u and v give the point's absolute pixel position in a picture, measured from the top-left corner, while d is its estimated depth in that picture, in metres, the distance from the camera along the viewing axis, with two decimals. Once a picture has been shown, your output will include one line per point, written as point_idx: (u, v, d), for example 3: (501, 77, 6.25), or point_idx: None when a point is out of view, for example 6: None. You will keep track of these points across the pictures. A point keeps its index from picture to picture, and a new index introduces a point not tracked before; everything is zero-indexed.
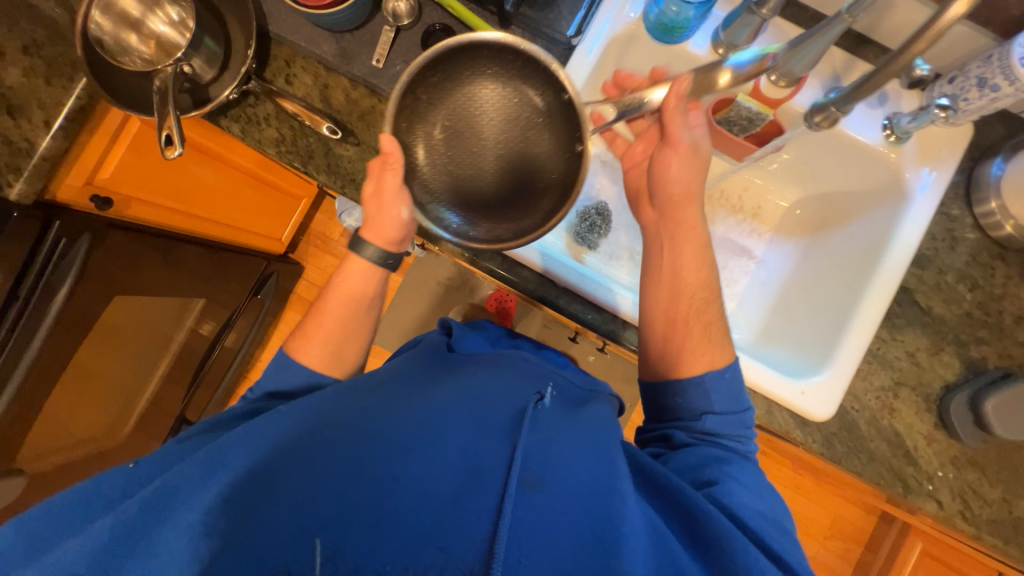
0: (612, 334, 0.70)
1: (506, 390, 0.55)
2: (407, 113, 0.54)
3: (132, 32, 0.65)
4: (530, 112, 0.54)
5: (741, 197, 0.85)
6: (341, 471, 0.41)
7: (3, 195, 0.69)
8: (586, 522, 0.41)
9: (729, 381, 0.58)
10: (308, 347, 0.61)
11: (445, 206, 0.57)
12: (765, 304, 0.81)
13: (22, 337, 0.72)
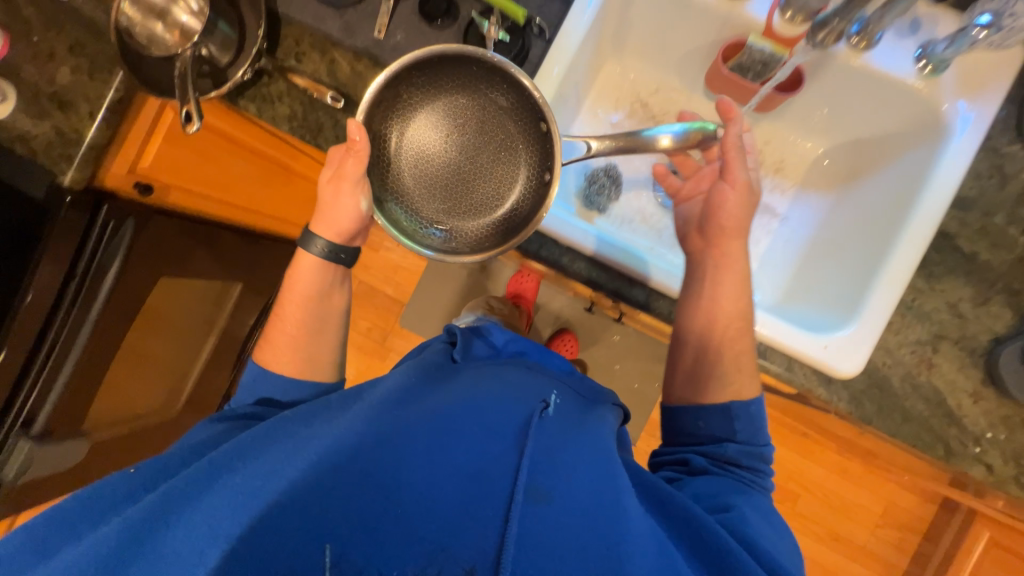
0: (618, 291, 0.69)
1: (511, 397, 0.56)
2: (386, 104, 0.61)
3: (158, 22, 0.70)
4: (496, 137, 0.63)
5: (762, 151, 0.80)
6: (352, 473, 0.43)
7: (57, 182, 0.76)
8: (591, 533, 0.44)
9: (753, 413, 0.59)
10: (278, 352, 0.66)
11: (399, 196, 0.64)
12: (789, 263, 0.76)
13: (82, 309, 0.81)
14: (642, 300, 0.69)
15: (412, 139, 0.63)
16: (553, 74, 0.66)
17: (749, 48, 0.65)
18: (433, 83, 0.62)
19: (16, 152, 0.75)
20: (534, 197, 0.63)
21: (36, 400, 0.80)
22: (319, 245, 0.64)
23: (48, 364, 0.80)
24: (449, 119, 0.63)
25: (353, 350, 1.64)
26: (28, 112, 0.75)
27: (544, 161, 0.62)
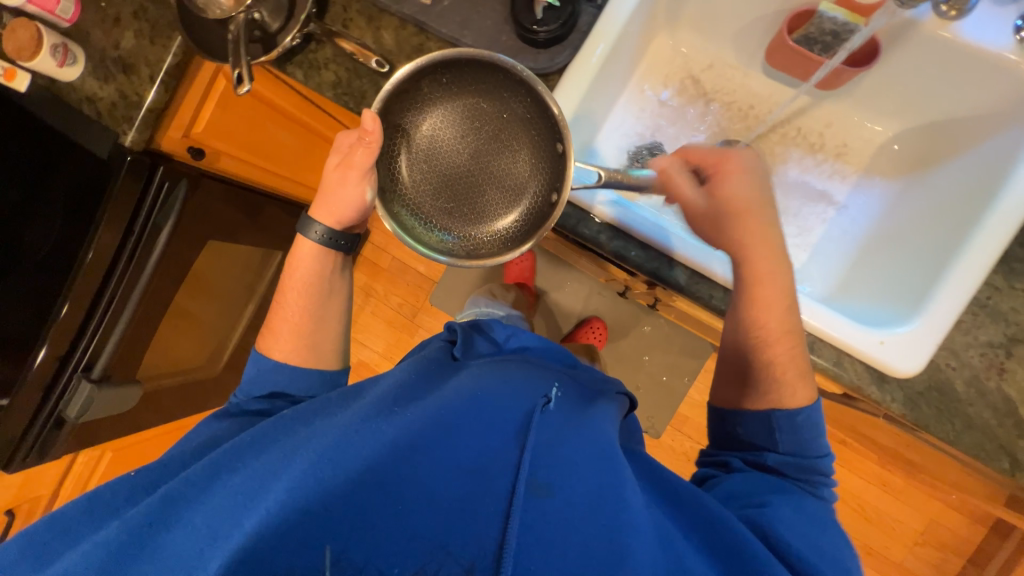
0: (657, 272, 0.66)
1: (511, 394, 0.57)
2: (409, 92, 0.60)
3: None
4: (511, 148, 0.62)
5: (822, 134, 0.75)
6: (349, 469, 0.45)
7: (121, 142, 0.80)
8: (598, 526, 0.44)
9: (801, 425, 0.55)
10: (276, 338, 0.72)
11: (404, 190, 0.64)
12: (845, 254, 0.72)
13: (139, 263, 0.86)
14: (682, 283, 0.67)
15: (427, 135, 0.62)
16: (595, 55, 0.63)
17: (819, 16, 0.60)
18: (458, 83, 0.61)
19: (86, 114, 0.80)
20: (536, 217, 0.62)
21: (97, 345, 0.87)
22: (315, 232, 0.69)
23: (108, 312, 0.86)
24: (466, 122, 0.62)
25: (383, 325, 1.68)
26: (96, 75, 0.80)
27: (557, 183, 0.60)
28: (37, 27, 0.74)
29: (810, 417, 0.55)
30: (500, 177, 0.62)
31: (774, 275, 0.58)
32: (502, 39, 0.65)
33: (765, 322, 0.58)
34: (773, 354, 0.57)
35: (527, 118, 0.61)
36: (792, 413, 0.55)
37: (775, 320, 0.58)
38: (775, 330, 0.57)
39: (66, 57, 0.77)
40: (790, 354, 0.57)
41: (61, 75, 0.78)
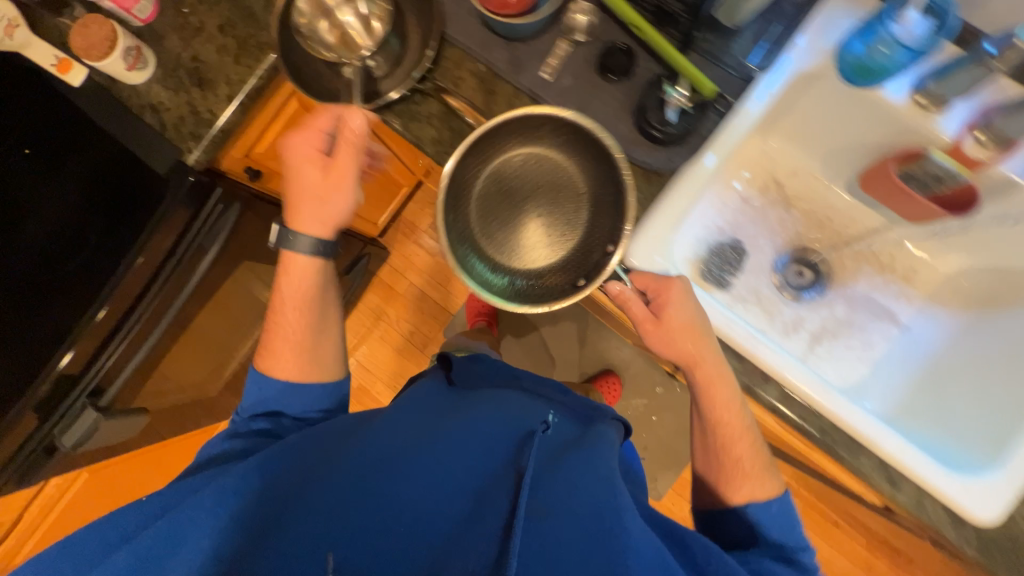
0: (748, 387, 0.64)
1: (506, 415, 0.62)
2: (527, 128, 0.64)
3: (323, 19, 0.67)
4: (570, 223, 0.66)
5: (893, 257, 0.79)
6: (361, 481, 0.51)
7: (183, 160, 0.74)
8: (590, 544, 0.48)
9: (775, 514, 0.60)
10: (275, 355, 0.69)
11: (466, 194, 0.66)
12: (905, 377, 0.75)
13: (172, 290, 0.79)
14: (774, 400, 0.63)
15: (514, 166, 0.66)
16: (707, 164, 0.62)
17: (927, 160, 0.63)
18: (557, 141, 0.65)
19: (147, 121, 0.74)
20: (551, 285, 0.66)
21: (112, 367, 0.78)
22: (306, 242, 0.68)
23: (129, 335, 0.78)
24: (548, 176, 0.66)
25: (391, 350, 1.61)
26: (165, 83, 0.74)
27: (583, 274, 0.63)
28: (113, 27, 0.68)
29: (781, 508, 0.60)
30: (541, 237, 0.66)
31: (721, 385, 0.62)
32: (620, 126, 0.65)
33: (727, 422, 0.63)
34: (736, 450, 0.63)
35: (599, 208, 0.65)
36: (765, 505, 0.60)
37: (733, 418, 0.63)
38: (737, 431, 0.63)
39: (138, 61, 0.71)
40: (746, 450, 0.63)
41: (128, 78, 0.71)
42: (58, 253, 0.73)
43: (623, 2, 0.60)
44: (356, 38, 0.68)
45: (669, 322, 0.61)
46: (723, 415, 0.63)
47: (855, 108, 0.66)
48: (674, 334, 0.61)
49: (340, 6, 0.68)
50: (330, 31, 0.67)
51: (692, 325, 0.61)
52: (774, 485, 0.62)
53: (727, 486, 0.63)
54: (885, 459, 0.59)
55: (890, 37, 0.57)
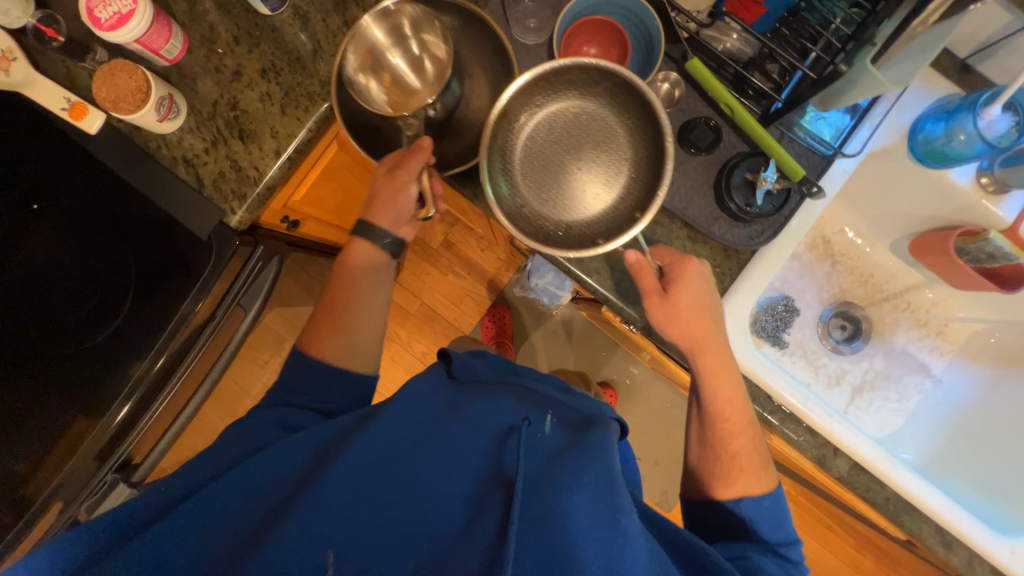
0: (820, 459, 0.67)
1: (496, 408, 0.53)
2: (587, 78, 0.58)
3: (372, 65, 0.64)
4: (607, 186, 0.61)
5: (929, 311, 0.83)
6: (343, 482, 0.42)
7: (225, 221, 0.68)
8: (593, 556, 0.40)
9: (769, 510, 0.56)
10: (322, 338, 0.62)
11: (510, 131, 0.60)
12: (936, 428, 0.80)
13: (211, 353, 0.72)
14: (842, 473, 0.67)
15: (566, 114, 0.61)
16: (792, 226, 0.64)
17: (984, 240, 0.65)
18: (616, 97, 0.59)
19: (181, 176, 0.67)
20: (574, 239, 0.61)
21: (152, 430, 0.71)
22: (377, 235, 0.63)
23: (169, 398, 0.69)
24: (600, 131, 0.60)
25: (403, 373, 1.53)
26: (200, 133, 0.67)
27: (607, 237, 0.59)
28: (145, 75, 0.61)
29: (774, 505, 0.56)
30: (577, 192, 0.61)
31: (725, 377, 0.59)
32: (700, 201, 0.63)
33: (727, 416, 0.59)
34: (735, 445, 0.58)
35: (638, 176, 0.60)
36: (760, 500, 0.55)
37: (735, 412, 0.60)
38: (737, 425, 0.59)
39: (170, 110, 0.64)
40: (746, 445, 0.59)
41: (159, 129, 0.64)
42: (84, 321, 0.66)
43: (713, 80, 0.58)
44: (403, 73, 0.66)
45: (677, 302, 0.58)
46: (727, 411, 0.59)
47: (917, 185, 0.70)
48: (679, 314, 0.58)
49: (387, 45, 0.63)
50: (381, 78, 0.65)
51: (699, 307, 0.58)
52: (769, 481, 0.57)
53: (724, 479, 0.57)
54: (941, 525, 0.66)
55: (974, 132, 0.61)
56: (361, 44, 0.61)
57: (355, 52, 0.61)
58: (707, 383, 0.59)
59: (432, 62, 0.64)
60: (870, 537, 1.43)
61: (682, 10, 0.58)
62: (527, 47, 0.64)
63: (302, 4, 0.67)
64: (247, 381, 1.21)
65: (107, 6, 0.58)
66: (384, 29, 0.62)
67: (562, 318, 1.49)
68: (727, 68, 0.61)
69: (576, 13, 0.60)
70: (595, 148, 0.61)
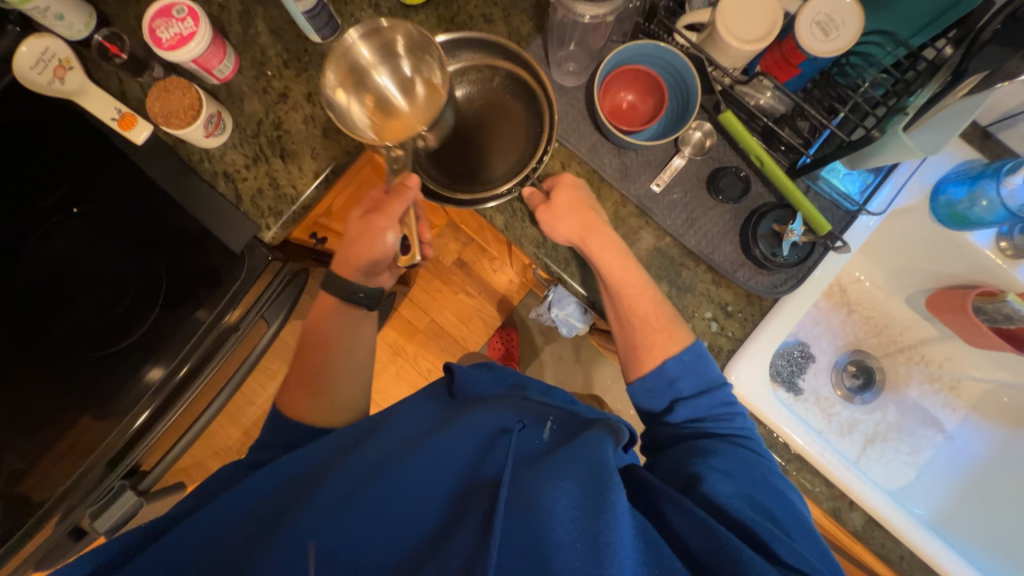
0: (835, 511, 0.67)
1: (491, 413, 0.55)
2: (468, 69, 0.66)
3: (358, 83, 0.64)
4: (514, 147, 0.66)
5: (942, 366, 0.83)
6: (339, 488, 0.45)
7: (260, 236, 0.70)
8: (574, 537, 0.38)
9: (688, 364, 0.56)
10: (298, 401, 0.60)
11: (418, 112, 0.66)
12: (948, 484, 0.79)
13: (223, 370, 0.69)
14: (857, 527, 0.67)
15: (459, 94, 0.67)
16: (816, 274, 0.67)
17: (1002, 301, 0.67)
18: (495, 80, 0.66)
19: (218, 189, 0.69)
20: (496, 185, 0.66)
21: (170, 434, 0.69)
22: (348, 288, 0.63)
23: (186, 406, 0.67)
24: (494, 104, 0.67)
25: (406, 390, 1.47)
26: (242, 149, 0.69)
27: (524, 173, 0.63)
28: (198, 93, 0.64)
29: (694, 355, 0.56)
30: (487, 154, 0.66)
31: (619, 255, 0.60)
32: (726, 246, 0.65)
33: (626, 283, 0.60)
34: (642, 306, 0.59)
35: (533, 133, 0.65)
36: (677, 355, 0.56)
37: (632, 275, 0.60)
38: (637, 288, 0.60)
39: (217, 126, 0.66)
40: (651, 305, 0.59)
41: (204, 144, 0.66)
42: (112, 327, 0.67)
43: (746, 134, 0.61)
44: (391, 97, 0.66)
45: (557, 201, 0.61)
46: (633, 294, 0.59)
47: (937, 242, 0.72)
48: (563, 212, 0.61)
49: (377, 66, 0.64)
50: (371, 98, 0.65)
51: (577, 203, 0.61)
52: (683, 336, 0.58)
53: (646, 349, 0.58)
54: None
55: (996, 198, 0.63)
56: (346, 60, 0.61)
57: (338, 68, 0.61)
58: (618, 272, 0.60)
59: (422, 86, 0.65)
60: None
61: (720, 66, 0.60)
62: (566, 88, 0.66)
63: None
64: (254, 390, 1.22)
65: (169, 27, 0.61)
66: (372, 48, 0.62)
67: (570, 344, 1.49)
68: (757, 121, 0.64)
69: (617, 62, 0.63)
70: (493, 119, 0.67)
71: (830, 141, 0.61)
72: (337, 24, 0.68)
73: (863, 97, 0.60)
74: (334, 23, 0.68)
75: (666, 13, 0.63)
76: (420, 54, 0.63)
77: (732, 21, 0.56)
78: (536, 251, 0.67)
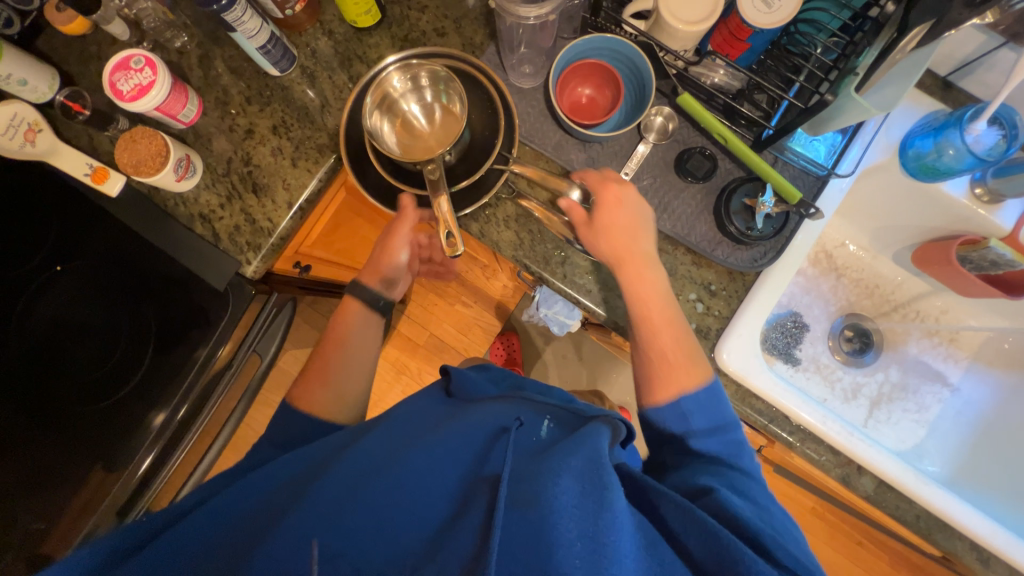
0: (845, 478, 0.66)
1: (489, 414, 0.55)
2: (435, 76, 0.64)
3: (390, 111, 0.67)
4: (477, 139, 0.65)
5: (939, 320, 0.83)
6: (338, 488, 0.45)
7: (241, 272, 0.70)
8: (576, 535, 0.38)
9: (706, 398, 0.54)
10: (312, 389, 0.63)
11: (384, 123, 0.66)
12: (960, 438, 0.78)
13: (220, 406, 0.72)
14: (869, 491, 0.66)
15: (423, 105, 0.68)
16: (796, 242, 0.67)
17: (985, 248, 0.67)
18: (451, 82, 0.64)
19: (196, 231, 0.70)
20: (458, 174, 0.66)
21: (185, 464, 0.73)
22: (370, 293, 0.69)
23: (189, 447, 0.70)
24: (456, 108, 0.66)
25: None
26: (215, 189, 0.70)
27: (480, 165, 0.64)
28: (164, 139, 0.65)
29: (710, 393, 0.55)
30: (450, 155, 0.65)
31: (650, 289, 0.59)
32: (702, 227, 0.65)
33: (646, 315, 0.59)
34: (659, 342, 0.58)
35: (490, 124, 0.65)
36: (692, 390, 0.55)
37: (651, 309, 0.59)
38: (655, 323, 0.59)
39: (188, 169, 0.67)
40: (673, 341, 0.58)
41: (177, 188, 0.67)
42: (106, 378, 0.67)
43: (705, 113, 0.61)
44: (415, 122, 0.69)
45: (603, 220, 0.60)
46: (657, 333, 0.58)
47: (912, 197, 0.72)
48: (602, 233, 0.60)
49: (405, 95, 0.67)
50: (393, 124, 0.67)
51: (631, 225, 0.60)
52: (701, 371, 0.56)
53: (661, 380, 0.57)
54: (977, 542, 0.64)
55: (962, 146, 0.63)
56: (379, 89, 0.64)
57: (374, 95, 0.64)
58: (630, 300, 0.60)
59: (439, 112, 0.68)
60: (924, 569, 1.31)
61: (670, 50, 0.61)
62: (524, 90, 0.67)
63: (310, 64, 0.71)
64: (261, 421, 1.23)
65: (129, 78, 0.61)
66: (404, 78, 0.65)
67: (571, 342, 1.48)
68: (717, 98, 0.64)
69: (571, 57, 0.64)
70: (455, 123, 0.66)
71: (790, 111, 0.62)
72: (294, 55, 0.69)
73: (816, 64, 0.61)
74: (290, 53, 0.68)
75: (612, 5, 0.64)
76: (444, 86, 0.65)
77: (676, 7, 0.56)
78: (514, 253, 0.67)
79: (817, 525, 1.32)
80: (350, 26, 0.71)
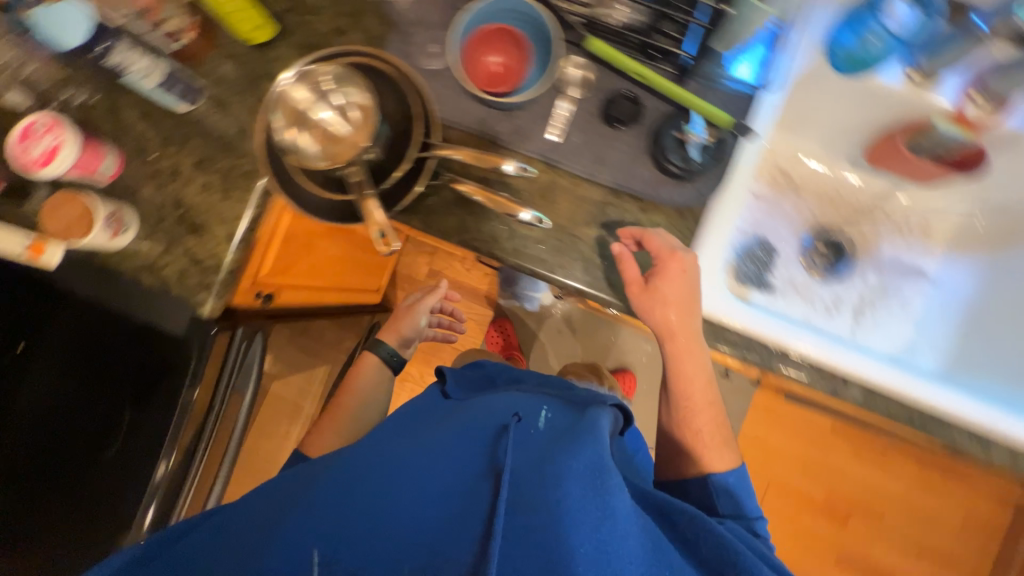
0: (834, 392, 0.65)
1: (490, 411, 0.56)
2: (339, 77, 0.62)
3: (302, 123, 0.61)
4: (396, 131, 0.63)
5: (907, 217, 0.83)
6: (333, 496, 0.46)
7: (198, 314, 0.69)
8: (584, 539, 0.41)
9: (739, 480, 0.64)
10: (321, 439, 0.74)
11: (297, 138, 0.61)
12: (948, 327, 0.77)
13: (214, 440, 0.76)
14: (859, 400, 0.65)
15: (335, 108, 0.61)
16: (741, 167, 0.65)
17: (934, 131, 0.65)
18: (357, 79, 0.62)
19: (143, 282, 0.69)
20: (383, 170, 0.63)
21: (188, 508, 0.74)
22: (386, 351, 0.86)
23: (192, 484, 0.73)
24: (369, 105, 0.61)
25: None
26: (154, 238, 0.69)
27: (403, 156, 0.62)
28: (90, 197, 0.64)
29: (739, 477, 0.65)
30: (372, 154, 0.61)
31: (696, 368, 0.64)
32: (641, 171, 0.64)
33: (689, 396, 0.66)
34: (698, 422, 0.66)
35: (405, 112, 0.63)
36: (726, 474, 0.64)
37: (697, 393, 0.65)
38: (697, 404, 0.66)
39: (121, 225, 0.66)
40: (712, 422, 0.66)
41: (115, 245, 0.67)
42: (90, 442, 0.68)
43: (617, 55, 0.60)
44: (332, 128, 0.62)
45: (665, 293, 0.59)
46: (697, 414, 0.66)
47: (852, 96, 0.70)
48: (656, 303, 0.60)
49: (314, 104, 0.61)
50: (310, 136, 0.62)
51: (683, 300, 0.60)
52: (733, 457, 0.66)
53: (697, 454, 0.66)
54: (974, 427, 0.64)
55: (882, 31, 0.62)
56: (286, 105, 0.61)
57: (279, 110, 0.61)
58: (671, 377, 0.65)
59: (354, 113, 0.61)
60: (952, 467, 1.31)
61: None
62: (436, 71, 0.65)
63: (218, 91, 0.69)
64: (271, 453, 1.25)
65: (36, 145, 0.60)
66: (309, 88, 0.61)
67: (562, 316, 1.46)
68: (629, 37, 0.62)
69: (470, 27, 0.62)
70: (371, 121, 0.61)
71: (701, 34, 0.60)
72: (201, 86, 0.68)
73: None
74: (196, 86, 0.67)
75: None
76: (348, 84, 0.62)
77: None
78: (461, 238, 0.66)
79: (838, 445, 1.32)
80: (250, 45, 0.69)
